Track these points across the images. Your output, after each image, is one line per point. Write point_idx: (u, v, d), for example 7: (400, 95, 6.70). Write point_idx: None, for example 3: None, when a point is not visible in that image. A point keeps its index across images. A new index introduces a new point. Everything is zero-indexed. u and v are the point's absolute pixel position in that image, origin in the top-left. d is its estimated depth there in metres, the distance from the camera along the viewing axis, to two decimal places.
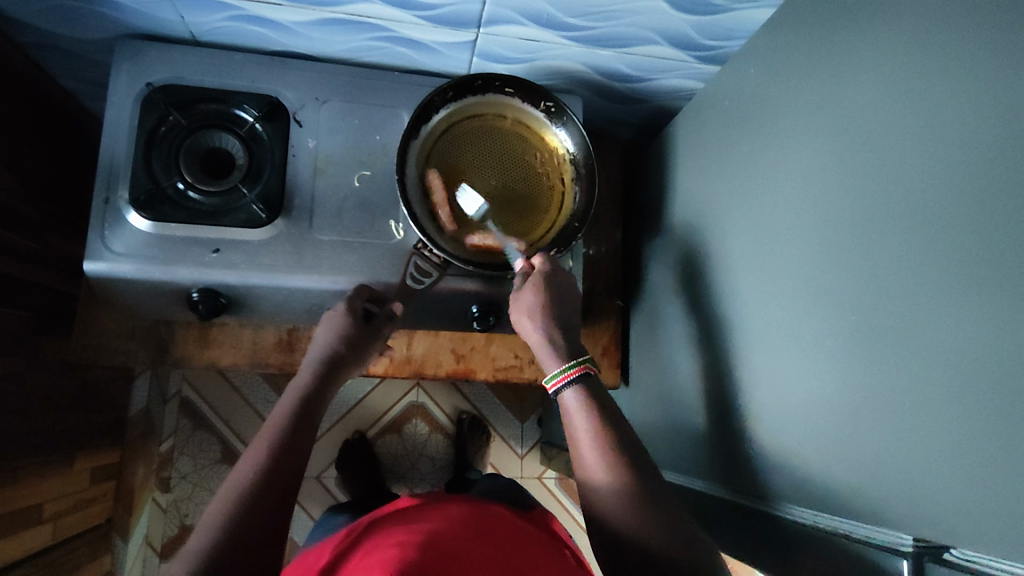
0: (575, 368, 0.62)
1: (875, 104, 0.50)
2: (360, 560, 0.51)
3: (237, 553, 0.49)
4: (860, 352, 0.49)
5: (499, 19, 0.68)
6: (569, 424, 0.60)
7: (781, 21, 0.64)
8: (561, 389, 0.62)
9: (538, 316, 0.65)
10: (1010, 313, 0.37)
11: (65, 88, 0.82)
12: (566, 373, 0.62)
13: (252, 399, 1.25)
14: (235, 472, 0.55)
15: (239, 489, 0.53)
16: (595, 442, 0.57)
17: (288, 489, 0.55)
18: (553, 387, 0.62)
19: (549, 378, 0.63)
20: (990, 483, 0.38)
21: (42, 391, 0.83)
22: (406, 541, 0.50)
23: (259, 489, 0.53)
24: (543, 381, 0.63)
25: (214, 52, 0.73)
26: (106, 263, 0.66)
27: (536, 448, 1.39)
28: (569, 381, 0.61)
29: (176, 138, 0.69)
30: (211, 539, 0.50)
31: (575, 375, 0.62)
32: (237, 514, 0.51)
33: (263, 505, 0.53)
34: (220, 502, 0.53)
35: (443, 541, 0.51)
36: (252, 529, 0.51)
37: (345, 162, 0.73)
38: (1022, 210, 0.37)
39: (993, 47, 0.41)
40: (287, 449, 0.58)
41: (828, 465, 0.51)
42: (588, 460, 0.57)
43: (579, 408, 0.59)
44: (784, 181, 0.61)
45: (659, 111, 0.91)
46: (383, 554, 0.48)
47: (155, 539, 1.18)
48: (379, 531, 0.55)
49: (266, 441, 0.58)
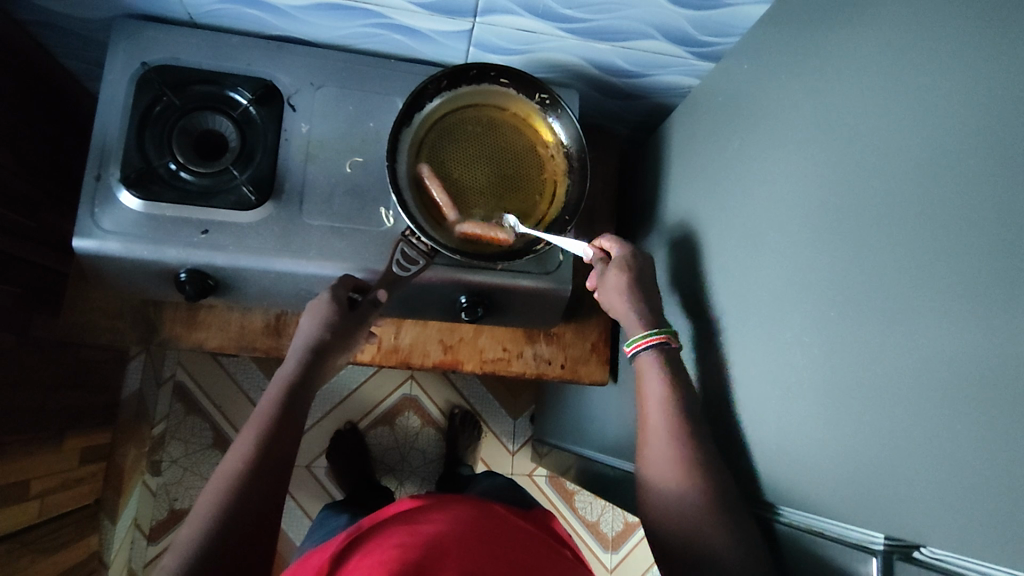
0: (655, 336, 0.66)
1: (866, 101, 0.50)
2: (359, 560, 0.52)
3: (226, 547, 0.51)
4: (841, 350, 0.48)
5: (495, 8, 0.68)
6: (643, 387, 0.65)
7: (777, 18, 0.63)
8: (639, 352, 0.67)
9: (626, 289, 0.70)
10: (993, 311, 0.37)
11: (65, 67, 0.82)
12: (646, 339, 0.67)
13: (245, 385, 1.26)
14: (223, 465, 0.56)
15: (226, 483, 0.54)
16: (663, 410, 0.62)
17: (278, 482, 0.56)
18: (632, 350, 0.68)
19: (631, 341, 0.68)
20: (965, 484, 0.37)
21: (33, 367, 0.83)
22: (407, 543, 0.51)
23: (250, 482, 0.54)
24: (624, 344, 0.69)
25: (211, 35, 0.73)
26: (95, 241, 0.66)
27: (527, 445, 1.39)
28: (647, 346, 0.66)
29: (170, 118, 0.69)
30: (199, 535, 0.51)
31: (654, 341, 0.66)
32: (223, 509, 0.52)
33: (254, 498, 0.54)
34: (209, 496, 0.54)
35: (443, 538, 0.52)
36: (242, 522, 0.52)
37: (337, 148, 0.74)
38: (1011, 207, 0.37)
39: (988, 42, 0.40)
40: (276, 440, 0.58)
41: (806, 462, 0.51)
42: (658, 443, 0.61)
43: (654, 369, 0.65)
44: (775, 178, 0.60)
45: (656, 108, 0.90)
46: (385, 556, 0.50)
47: (143, 522, 1.18)
48: (380, 524, 0.56)
49: (252, 433, 0.58)
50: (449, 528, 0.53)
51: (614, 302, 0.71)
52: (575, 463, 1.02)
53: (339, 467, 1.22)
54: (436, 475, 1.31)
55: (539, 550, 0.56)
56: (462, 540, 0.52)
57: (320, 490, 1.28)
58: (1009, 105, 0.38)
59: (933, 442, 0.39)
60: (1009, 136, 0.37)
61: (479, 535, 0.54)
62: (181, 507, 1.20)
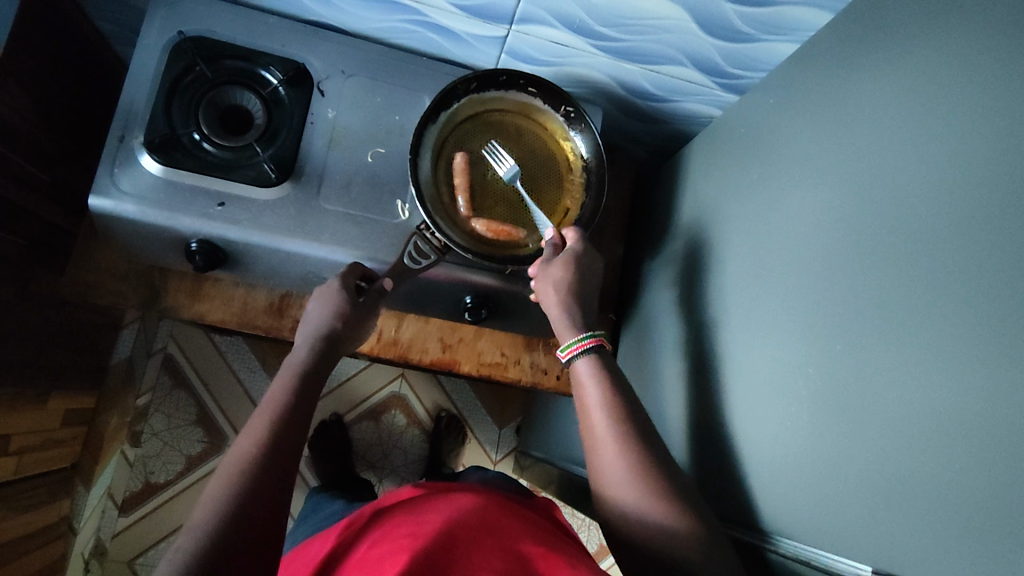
0: (591, 339, 0.64)
1: (880, 142, 0.51)
2: (368, 550, 0.52)
3: (243, 526, 0.49)
4: (840, 384, 0.49)
5: (532, 19, 0.69)
6: (579, 394, 0.62)
7: (805, 58, 0.65)
8: (574, 358, 0.64)
9: (566, 290, 0.66)
10: (983, 354, 0.37)
11: (99, 29, 0.83)
12: (581, 343, 0.64)
13: (236, 365, 1.26)
14: (237, 445, 0.55)
15: (242, 462, 0.53)
16: (605, 418, 0.59)
17: (287, 460, 0.55)
18: (566, 355, 0.65)
19: (565, 347, 0.65)
20: (953, 521, 0.37)
21: (29, 321, 0.83)
22: (417, 532, 0.51)
23: (265, 461, 0.53)
24: (558, 349, 0.65)
25: (250, 14, 0.74)
26: (111, 201, 0.66)
27: (511, 455, 1.38)
28: (582, 351, 0.64)
29: (199, 89, 0.70)
30: (217, 511, 0.49)
31: (590, 345, 0.64)
32: (241, 488, 0.51)
33: (269, 479, 0.52)
34: (226, 474, 0.52)
35: (453, 526, 0.51)
36: (257, 500, 0.51)
37: (361, 136, 0.74)
38: (1006, 254, 0.38)
39: (996, 97, 0.41)
40: (290, 422, 0.57)
41: (801, 493, 0.51)
42: (613, 482, 0.55)
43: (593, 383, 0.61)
44: (787, 211, 0.61)
45: (674, 134, 0.92)
46: (394, 546, 0.50)
47: (117, 492, 1.17)
48: (386, 516, 0.57)
49: (267, 415, 0.57)
50: (459, 517, 0.53)
51: (547, 298, 0.67)
52: (558, 476, 1.02)
53: (319, 458, 1.20)
54: (415, 476, 1.31)
55: (548, 537, 0.55)
56: (473, 528, 0.52)
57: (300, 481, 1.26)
58: (1013, 154, 0.39)
59: (930, 478, 0.39)
60: (1010, 184, 0.38)
61: (490, 522, 0.53)
62: (156, 481, 1.19)
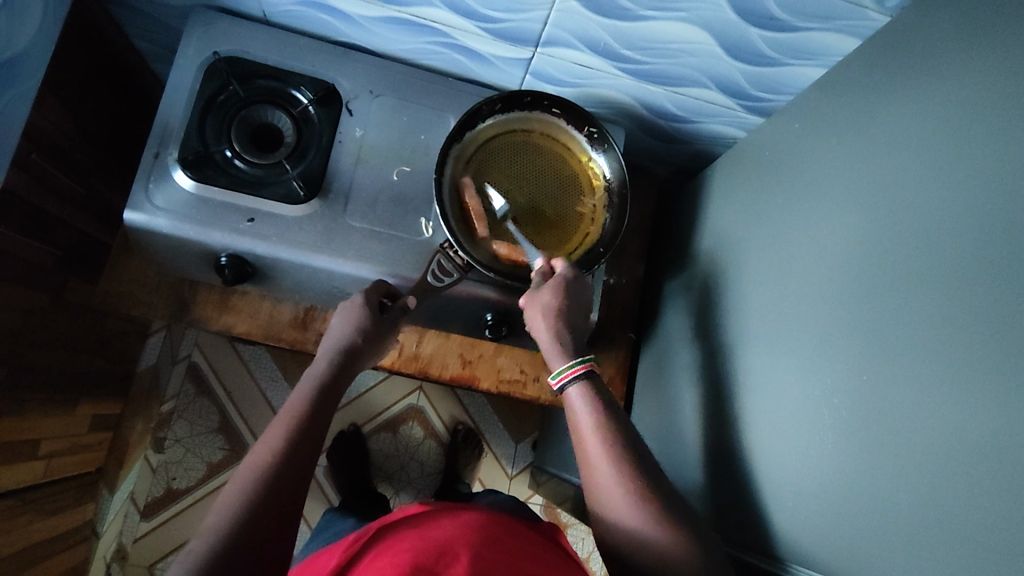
0: (581, 365, 0.63)
1: (902, 170, 0.50)
2: (373, 563, 0.52)
3: (253, 535, 0.49)
4: (862, 414, 0.48)
5: (557, 41, 0.70)
6: (575, 421, 0.61)
7: (831, 83, 0.65)
8: (566, 385, 0.63)
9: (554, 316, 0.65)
10: (1002, 389, 0.37)
11: (137, 47, 0.86)
12: (572, 369, 0.63)
13: (258, 374, 1.27)
14: (252, 454, 0.56)
15: (255, 471, 0.54)
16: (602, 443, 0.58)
17: (303, 471, 0.56)
18: (557, 383, 0.64)
19: (555, 373, 0.64)
20: (974, 555, 0.37)
21: (62, 329, 0.85)
22: (421, 547, 0.51)
23: (279, 471, 0.54)
24: (549, 376, 0.65)
25: (282, 35, 0.76)
26: (146, 215, 0.68)
27: (526, 470, 1.38)
28: (574, 377, 0.63)
29: (232, 107, 0.72)
30: (230, 519, 0.50)
31: (581, 371, 0.63)
32: (255, 496, 0.51)
33: (282, 489, 0.53)
34: (238, 482, 0.53)
35: (457, 542, 0.52)
36: (271, 509, 0.51)
37: (387, 155, 0.76)
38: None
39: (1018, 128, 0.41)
40: (304, 434, 0.58)
41: (819, 523, 0.50)
42: (613, 501, 0.55)
43: (587, 407, 0.61)
44: (810, 236, 0.61)
45: (697, 154, 0.92)
46: (398, 559, 0.50)
47: (139, 497, 1.19)
48: (393, 528, 0.57)
49: (284, 424, 0.58)
50: (464, 533, 0.53)
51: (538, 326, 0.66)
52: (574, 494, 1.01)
53: (337, 468, 1.22)
54: (431, 489, 1.31)
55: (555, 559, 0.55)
56: (478, 544, 0.52)
57: (318, 491, 1.27)
58: None
59: (949, 514, 0.39)
60: None
61: (496, 541, 0.53)
62: (177, 487, 1.21)
